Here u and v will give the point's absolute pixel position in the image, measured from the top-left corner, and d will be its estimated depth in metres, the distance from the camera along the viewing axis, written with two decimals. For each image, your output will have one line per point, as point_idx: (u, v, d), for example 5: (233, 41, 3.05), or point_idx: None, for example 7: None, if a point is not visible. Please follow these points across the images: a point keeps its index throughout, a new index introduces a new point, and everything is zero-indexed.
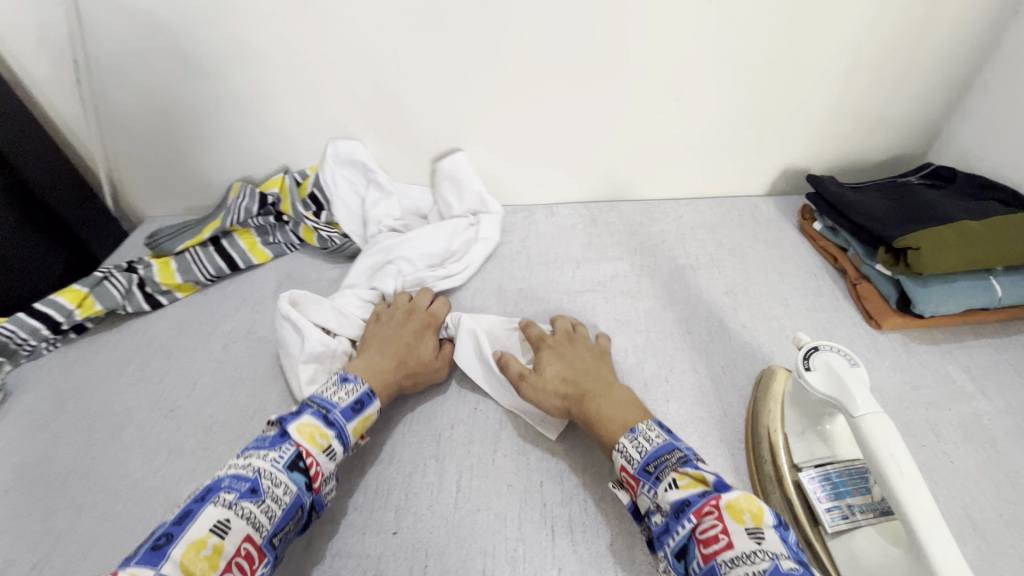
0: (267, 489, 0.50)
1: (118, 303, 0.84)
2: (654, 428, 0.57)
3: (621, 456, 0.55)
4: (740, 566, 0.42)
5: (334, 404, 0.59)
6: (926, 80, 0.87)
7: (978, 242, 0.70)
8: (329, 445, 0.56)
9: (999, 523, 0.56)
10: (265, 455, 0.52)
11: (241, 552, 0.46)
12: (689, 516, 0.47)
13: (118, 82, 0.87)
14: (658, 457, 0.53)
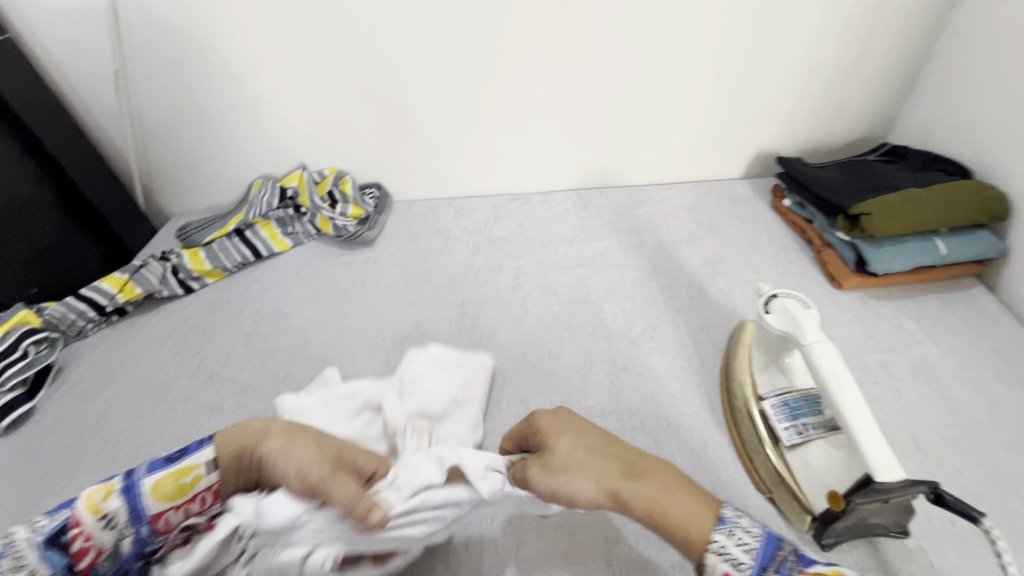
0: (8, 564, 0.46)
1: (155, 288, 0.93)
2: (744, 514, 0.48)
3: (721, 556, 0.45)
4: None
5: (140, 462, 0.52)
6: (879, 68, 0.97)
7: (922, 207, 0.79)
8: (107, 511, 0.49)
9: (940, 442, 0.64)
10: (32, 524, 0.48)
11: (81, 540, 0.48)
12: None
13: (152, 89, 0.96)
14: (775, 557, 0.45)
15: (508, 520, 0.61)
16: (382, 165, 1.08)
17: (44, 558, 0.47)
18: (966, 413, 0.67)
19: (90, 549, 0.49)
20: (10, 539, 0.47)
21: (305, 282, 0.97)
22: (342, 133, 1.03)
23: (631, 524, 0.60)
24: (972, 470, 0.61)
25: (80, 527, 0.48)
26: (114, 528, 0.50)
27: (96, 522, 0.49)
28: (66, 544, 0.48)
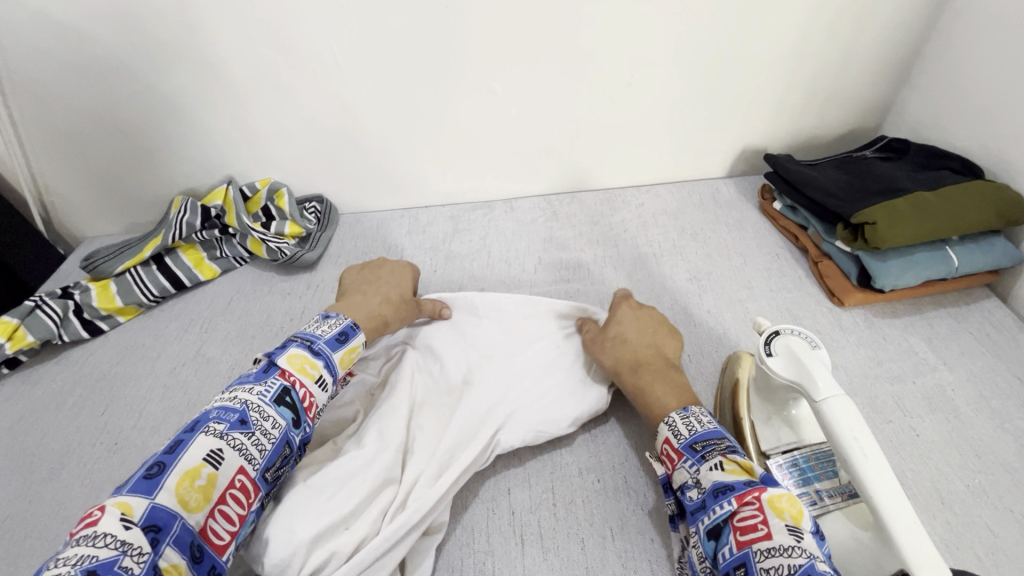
0: (255, 422, 0.48)
1: (54, 333, 0.79)
2: (706, 411, 0.54)
3: (668, 428, 0.54)
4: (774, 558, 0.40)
5: (319, 336, 0.58)
6: (874, 54, 0.87)
7: (932, 214, 0.70)
8: (319, 376, 0.55)
9: (967, 493, 0.56)
10: (251, 388, 0.50)
11: (308, 399, 0.52)
12: (730, 499, 0.45)
13: (37, 95, 0.81)
14: (707, 439, 0.51)
15: None
16: (322, 175, 0.94)
17: (281, 413, 0.50)
18: (992, 454, 0.59)
19: (311, 406, 0.53)
20: (246, 400, 0.49)
21: (235, 317, 0.84)
22: (272, 141, 0.89)
23: None
24: (1006, 528, 0.53)
25: (305, 388, 0.53)
26: (261, 422, 0.48)
27: (314, 383, 0.54)
28: (295, 403, 0.51)
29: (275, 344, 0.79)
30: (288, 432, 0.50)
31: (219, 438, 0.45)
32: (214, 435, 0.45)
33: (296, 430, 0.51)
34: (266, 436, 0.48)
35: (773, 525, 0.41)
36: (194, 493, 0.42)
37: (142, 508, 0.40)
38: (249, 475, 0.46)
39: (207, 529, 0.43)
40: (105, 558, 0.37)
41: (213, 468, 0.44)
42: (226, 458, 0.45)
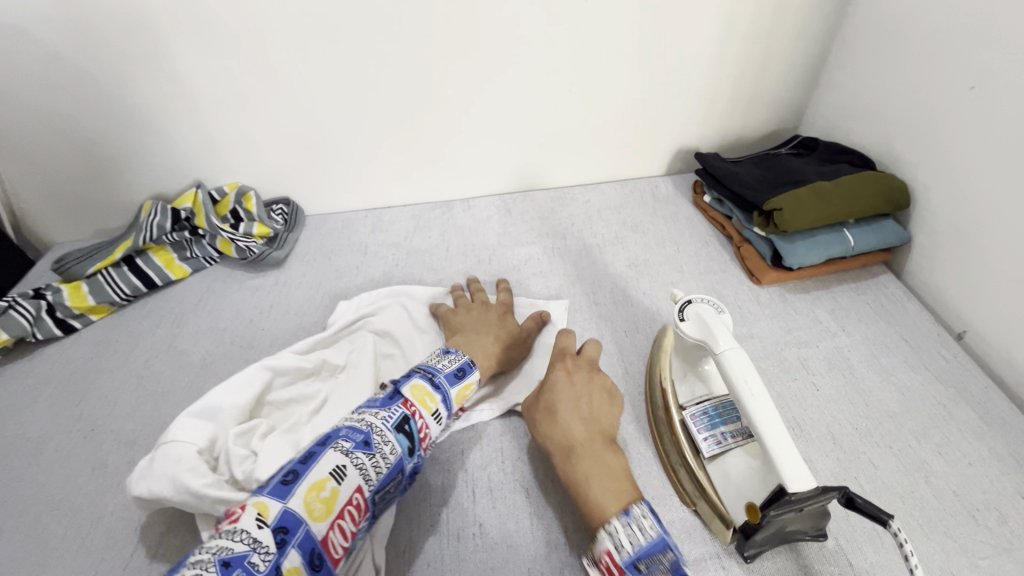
0: (377, 444, 0.51)
1: (27, 331, 0.82)
2: (648, 515, 0.51)
3: (609, 538, 0.50)
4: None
5: (439, 369, 0.61)
6: (785, 64, 0.98)
7: (830, 201, 0.80)
8: (437, 409, 0.57)
9: (855, 434, 0.65)
10: (377, 412, 0.53)
11: (422, 431, 0.55)
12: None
13: (9, 105, 0.85)
14: (651, 556, 0.48)
15: (426, 562, 0.57)
16: (289, 178, 1.00)
17: (399, 440, 0.52)
18: (877, 402, 0.68)
19: (425, 438, 0.55)
20: (371, 422, 0.52)
21: (206, 312, 0.88)
22: (240, 148, 0.95)
23: (556, 551, 0.58)
24: (885, 460, 0.62)
25: (422, 419, 0.55)
26: (382, 445, 0.51)
27: (432, 417, 0.56)
28: (413, 431, 0.54)
29: (246, 335, 0.84)
30: (403, 460, 0.52)
31: (345, 455, 0.48)
32: (341, 452, 0.49)
33: (410, 457, 0.53)
34: (384, 460, 0.50)
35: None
36: (318, 504, 0.45)
37: (277, 509, 0.44)
38: (365, 493, 0.48)
39: (327, 539, 0.45)
40: (238, 551, 0.40)
41: (336, 483, 0.47)
42: (348, 475, 0.48)
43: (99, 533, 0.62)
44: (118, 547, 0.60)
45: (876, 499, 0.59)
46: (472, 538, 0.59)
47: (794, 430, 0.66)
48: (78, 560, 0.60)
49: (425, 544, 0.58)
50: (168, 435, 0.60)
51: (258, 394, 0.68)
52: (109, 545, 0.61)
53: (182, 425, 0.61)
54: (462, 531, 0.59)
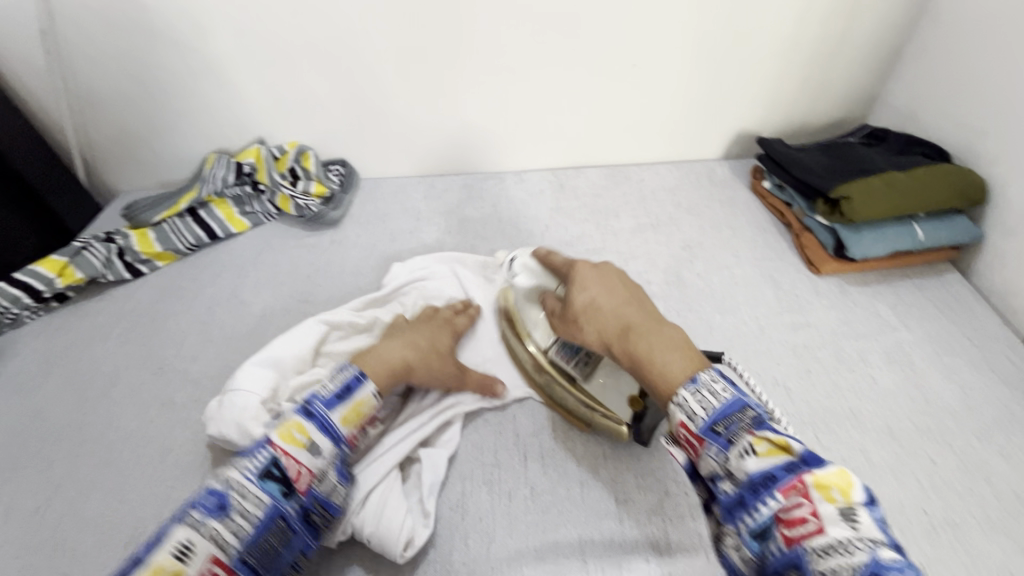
0: (235, 505, 0.48)
1: (99, 272, 0.86)
2: (718, 377, 0.49)
3: (681, 409, 0.48)
4: (830, 558, 0.37)
5: (318, 396, 0.56)
6: (863, 49, 0.94)
7: (902, 192, 0.78)
8: (311, 441, 0.53)
9: (913, 430, 0.64)
10: (239, 464, 0.51)
11: (296, 470, 0.51)
12: (772, 493, 0.41)
13: (88, 53, 0.87)
14: (728, 416, 0.46)
15: (478, 517, 0.59)
16: (347, 141, 1.01)
17: (263, 489, 0.50)
18: (939, 401, 0.67)
19: (303, 475, 0.52)
20: (229, 480, 0.49)
21: (265, 265, 0.91)
22: (303, 108, 0.96)
23: (606, 520, 0.58)
24: (944, 458, 0.62)
25: (292, 458, 0.52)
26: (241, 503, 0.49)
27: (305, 451, 0.52)
28: (282, 475, 0.51)
29: (304, 291, 0.86)
30: (274, 508, 0.50)
31: (193, 528, 0.46)
32: (190, 525, 0.46)
33: (286, 502, 0.50)
34: (245, 518, 0.48)
35: (824, 515, 0.39)
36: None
37: None
38: (224, 563, 0.47)
39: None
40: None
41: (180, 563, 0.45)
42: (197, 549, 0.46)
43: (169, 465, 0.65)
44: (187, 479, 0.64)
45: (934, 495, 0.59)
46: (523, 500, 0.60)
47: (850, 421, 0.65)
48: (150, 488, 0.63)
49: (476, 500, 0.60)
50: (234, 382, 0.63)
51: (317, 344, 0.70)
52: (178, 476, 0.64)
53: (246, 374, 0.64)
54: (513, 492, 0.61)
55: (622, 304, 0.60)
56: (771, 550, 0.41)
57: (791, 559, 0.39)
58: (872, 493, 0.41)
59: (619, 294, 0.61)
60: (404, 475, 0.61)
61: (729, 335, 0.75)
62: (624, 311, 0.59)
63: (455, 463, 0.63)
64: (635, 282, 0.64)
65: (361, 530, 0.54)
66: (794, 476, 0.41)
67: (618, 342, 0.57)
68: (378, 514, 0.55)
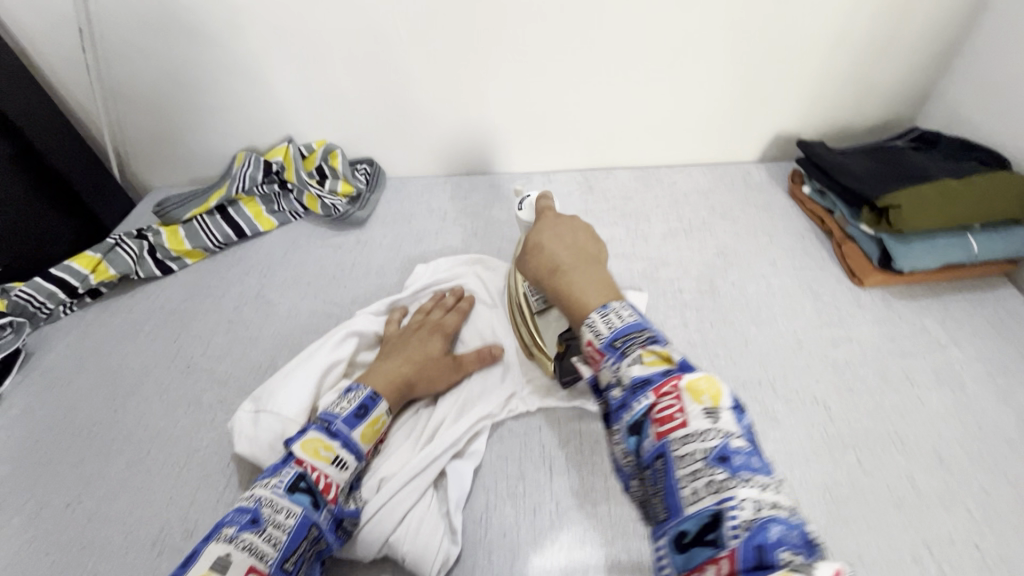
0: (268, 517, 0.48)
1: (131, 269, 0.87)
2: (628, 308, 0.47)
3: (589, 330, 0.47)
4: (689, 443, 0.38)
5: (336, 415, 0.58)
6: (915, 47, 0.89)
7: (956, 202, 0.73)
8: (336, 456, 0.55)
9: (964, 457, 0.61)
10: (267, 482, 0.51)
11: (324, 481, 0.53)
12: (645, 393, 0.41)
13: (123, 52, 0.88)
14: (627, 334, 0.45)
15: (502, 532, 0.57)
16: (374, 140, 1.00)
17: (294, 500, 0.50)
18: (992, 426, 0.63)
19: (331, 486, 0.53)
20: (260, 496, 0.50)
21: (291, 265, 0.91)
22: (331, 107, 0.95)
23: (634, 540, 0.56)
24: (998, 488, 0.58)
25: (319, 471, 0.53)
26: (274, 515, 0.49)
27: (331, 465, 0.54)
28: (310, 486, 0.52)
29: (330, 291, 0.86)
30: (307, 517, 0.50)
31: (229, 541, 0.46)
32: (225, 538, 0.46)
33: (316, 512, 0.51)
34: (279, 528, 0.48)
35: (689, 411, 0.39)
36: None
37: None
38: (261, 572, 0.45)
39: None
40: None
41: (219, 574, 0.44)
42: (235, 560, 0.45)
43: (195, 465, 0.65)
44: (212, 480, 0.64)
45: (987, 528, 0.55)
46: (548, 515, 0.58)
47: (896, 444, 0.62)
48: (177, 488, 0.63)
49: (501, 514, 0.59)
50: (269, 401, 0.62)
51: (348, 356, 0.69)
52: (204, 476, 0.64)
53: (280, 392, 0.63)
54: (539, 506, 0.59)
55: (576, 240, 0.57)
56: (645, 443, 0.40)
57: (658, 450, 0.39)
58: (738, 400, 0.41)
59: (570, 239, 0.57)
60: (433, 488, 0.59)
61: (765, 349, 0.72)
62: (574, 246, 0.56)
63: (479, 475, 0.62)
64: (597, 236, 0.59)
65: (396, 551, 0.54)
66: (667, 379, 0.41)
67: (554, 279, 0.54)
68: (413, 531, 0.55)
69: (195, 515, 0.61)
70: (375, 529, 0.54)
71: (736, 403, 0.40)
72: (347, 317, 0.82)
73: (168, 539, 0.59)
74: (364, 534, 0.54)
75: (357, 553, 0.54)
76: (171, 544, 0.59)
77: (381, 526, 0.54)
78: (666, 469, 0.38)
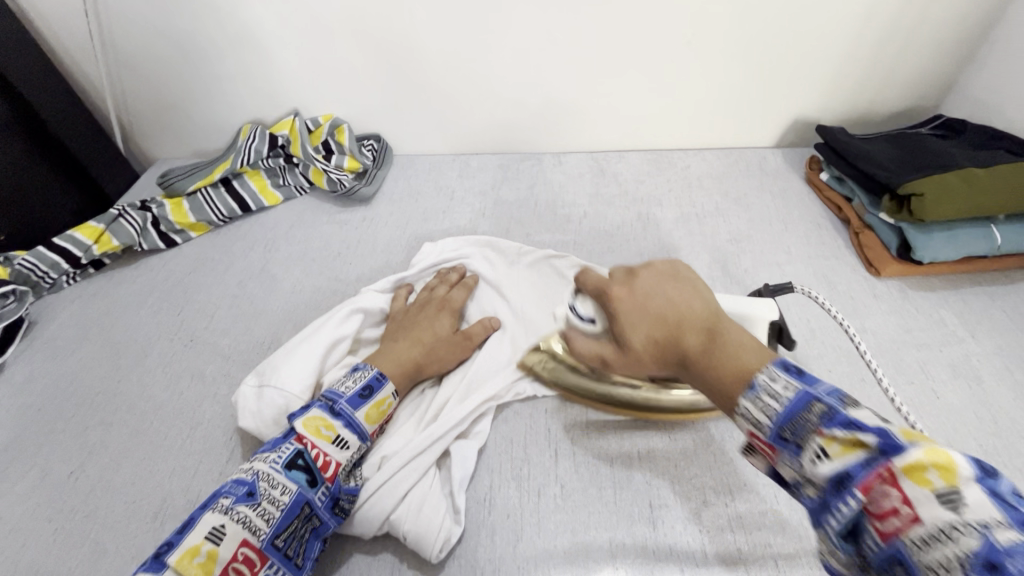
0: (263, 492, 0.49)
1: (134, 241, 0.86)
2: (779, 375, 0.39)
3: (744, 419, 0.39)
4: (935, 550, 0.28)
5: (341, 394, 0.57)
6: (944, 32, 0.86)
7: (981, 192, 0.71)
8: (337, 435, 0.54)
9: (979, 452, 0.60)
10: (266, 457, 0.51)
11: (323, 459, 0.52)
12: (853, 492, 0.32)
13: (127, 18, 0.86)
14: (793, 419, 0.36)
15: (506, 513, 0.57)
16: (381, 115, 0.98)
17: (290, 478, 0.50)
18: (1008, 422, 0.62)
19: (330, 465, 0.52)
20: (257, 470, 0.50)
21: (296, 240, 0.90)
22: (339, 81, 0.93)
23: (639, 524, 0.56)
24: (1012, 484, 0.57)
25: (319, 449, 0.53)
26: (269, 491, 0.49)
27: (332, 444, 0.54)
28: (308, 463, 0.51)
29: (336, 268, 0.85)
30: (300, 495, 0.50)
31: (224, 513, 0.47)
32: (220, 510, 0.47)
33: (312, 490, 0.50)
34: (273, 504, 0.48)
35: (917, 502, 0.30)
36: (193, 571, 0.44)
37: None
38: (253, 546, 0.47)
39: None
40: None
41: (214, 544, 0.45)
42: (228, 532, 0.46)
43: (198, 437, 0.65)
44: (214, 453, 0.63)
45: None
46: (552, 497, 0.58)
47: None
48: (179, 460, 0.63)
49: (505, 496, 0.58)
50: (272, 376, 0.61)
51: (353, 333, 0.68)
52: (207, 450, 0.64)
53: (284, 367, 0.62)
54: (543, 489, 0.58)
55: (677, 308, 0.48)
56: (867, 546, 0.32)
57: (891, 554, 0.30)
58: (983, 462, 0.31)
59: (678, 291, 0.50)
60: (437, 467, 0.59)
61: None
62: (685, 311, 0.48)
63: (484, 455, 0.61)
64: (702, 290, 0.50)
65: (397, 529, 0.53)
66: (875, 468, 0.32)
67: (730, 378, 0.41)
68: (416, 509, 0.54)
69: (197, 488, 0.61)
70: (377, 506, 0.54)
71: (980, 466, 0.31)
72: (352, 295, 0.81)
73: (169, 512, 0.59)
74: (364, 510, 0.54)
75: (357, 530, 0.54)
76: (173, 516, 0.59)
77: (382, 503, 0.54)
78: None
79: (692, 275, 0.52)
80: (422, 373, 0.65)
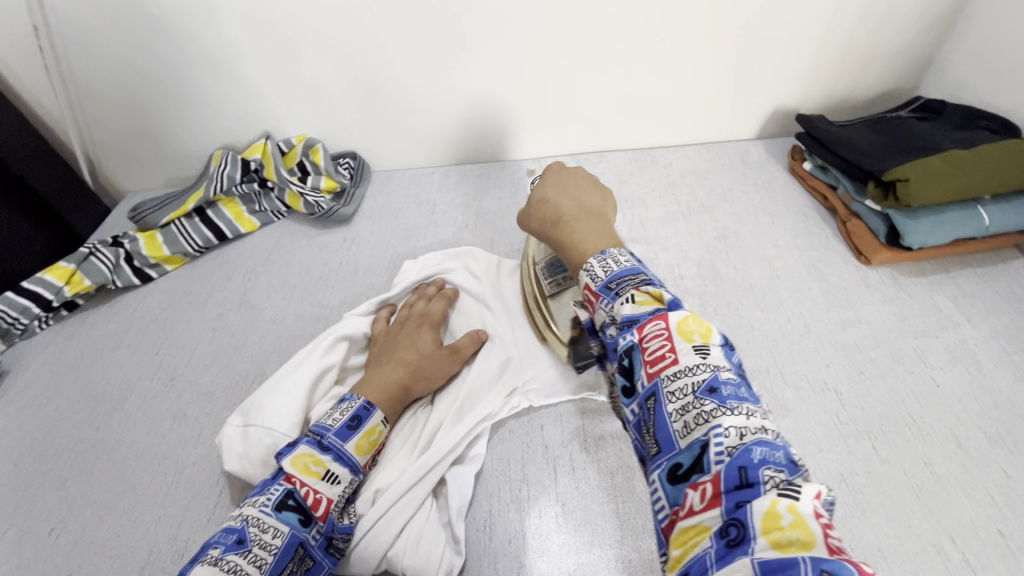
0: (254, 537, 0.46)
1: (107, 278, 0.83)
2: (622, 253, 0.52)
3: (587, 275, 0.51)
4: (678, 378, 0.41)
5: (329, 427, 0.55)
6: (916, 14, 0.85)
7: (966, 173, 0.70)
8: (328, 471, 0.52)
9: (983, 439, 0.59)
10: (255, 500, 0.49)
11: (313, 497, 0.50)
12: (633, 331, 0.45)
13: (86, 51, 0.83)
14: (621, 278, 0.49)
15: (507, 539, 0.55)
16: (356, 131, 0.96)
17: (282, 519, 0.48)
18: (1010, 405, 0.61)
19: (321, 503, 0.50)
20: (247, 515, 0.48)
21: (276, 267, 0.87)
22: (311, 100, 0.91)
23: (644, 539, 0.54)
24: (1017, 470, 0.56)
25: (309, 487, 0.51)
26: (261, 536, 0.47)
27: (321, 479, 0.52)
28: (299, 503, 0.49)
29: (318, 293, 0.83)
30: (294, 537, 0.48)
31: (214, 564, 0.44)
32: (210, 561, 0.44)
33: (305, 531, 0.49)
34: (265, 549, 0.46)
35: (681, 351, 0.42)
36: None
37: None
38: None
39: None
40: None
41: None
42: None
43: (183, 482, 0.62)
44: (202, 497, 0.61)
45: (1010, 512, 0.53)
46: (554, 519, 0.56)
47: (912, 430, 0.60)
48: (165, 507, 0.61)
49: (505, 520, 0.56)
50: (258, 415, 0.59)
51: (340, 361, 0.66)
52: (194, 495, 0.61)
53: (269, 404, 0.60)
54: (544, 510, 0.57)
55: (563, 201, 0.62)
56: (620, 357, 0.48)
57: (651, 386, 0.43)
58: (727, 338, 0.45)
59: (571, 191, 0.63)
60: (433, 496, 0.57)
61: (772, 334, 0.70)
62: (577, 204, 0.61)
63: (480, 480, 0.59)
64: (603, 193, 0.64)
65: (395, 566, 0.52)
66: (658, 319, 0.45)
67: (550, 230, 0.60)
68: (412, 543, 0.52)
69: (185, 536, 0.58)
70: (373, 545, 0.52)
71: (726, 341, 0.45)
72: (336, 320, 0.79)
73: (157, 563, 0.57)
74: (359, 550, 0.52)
75: (353, 570, 0.52)
76: (161, 568, 0.56)
77: (378, 540, 0.52)
78: (652, 399, 0.43)
79: (603, 196, 0.63)
80: (411, 398, 0.63)
